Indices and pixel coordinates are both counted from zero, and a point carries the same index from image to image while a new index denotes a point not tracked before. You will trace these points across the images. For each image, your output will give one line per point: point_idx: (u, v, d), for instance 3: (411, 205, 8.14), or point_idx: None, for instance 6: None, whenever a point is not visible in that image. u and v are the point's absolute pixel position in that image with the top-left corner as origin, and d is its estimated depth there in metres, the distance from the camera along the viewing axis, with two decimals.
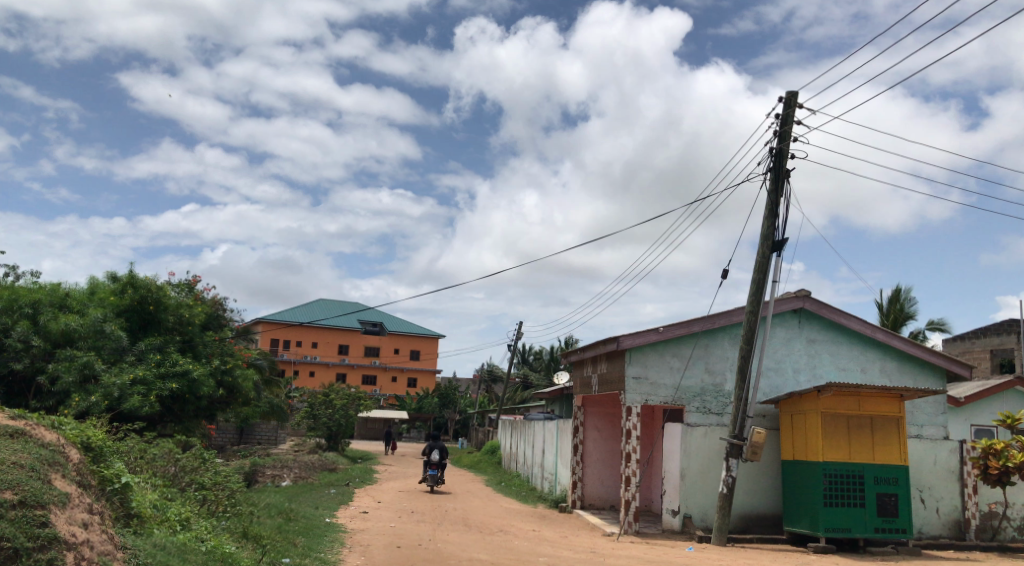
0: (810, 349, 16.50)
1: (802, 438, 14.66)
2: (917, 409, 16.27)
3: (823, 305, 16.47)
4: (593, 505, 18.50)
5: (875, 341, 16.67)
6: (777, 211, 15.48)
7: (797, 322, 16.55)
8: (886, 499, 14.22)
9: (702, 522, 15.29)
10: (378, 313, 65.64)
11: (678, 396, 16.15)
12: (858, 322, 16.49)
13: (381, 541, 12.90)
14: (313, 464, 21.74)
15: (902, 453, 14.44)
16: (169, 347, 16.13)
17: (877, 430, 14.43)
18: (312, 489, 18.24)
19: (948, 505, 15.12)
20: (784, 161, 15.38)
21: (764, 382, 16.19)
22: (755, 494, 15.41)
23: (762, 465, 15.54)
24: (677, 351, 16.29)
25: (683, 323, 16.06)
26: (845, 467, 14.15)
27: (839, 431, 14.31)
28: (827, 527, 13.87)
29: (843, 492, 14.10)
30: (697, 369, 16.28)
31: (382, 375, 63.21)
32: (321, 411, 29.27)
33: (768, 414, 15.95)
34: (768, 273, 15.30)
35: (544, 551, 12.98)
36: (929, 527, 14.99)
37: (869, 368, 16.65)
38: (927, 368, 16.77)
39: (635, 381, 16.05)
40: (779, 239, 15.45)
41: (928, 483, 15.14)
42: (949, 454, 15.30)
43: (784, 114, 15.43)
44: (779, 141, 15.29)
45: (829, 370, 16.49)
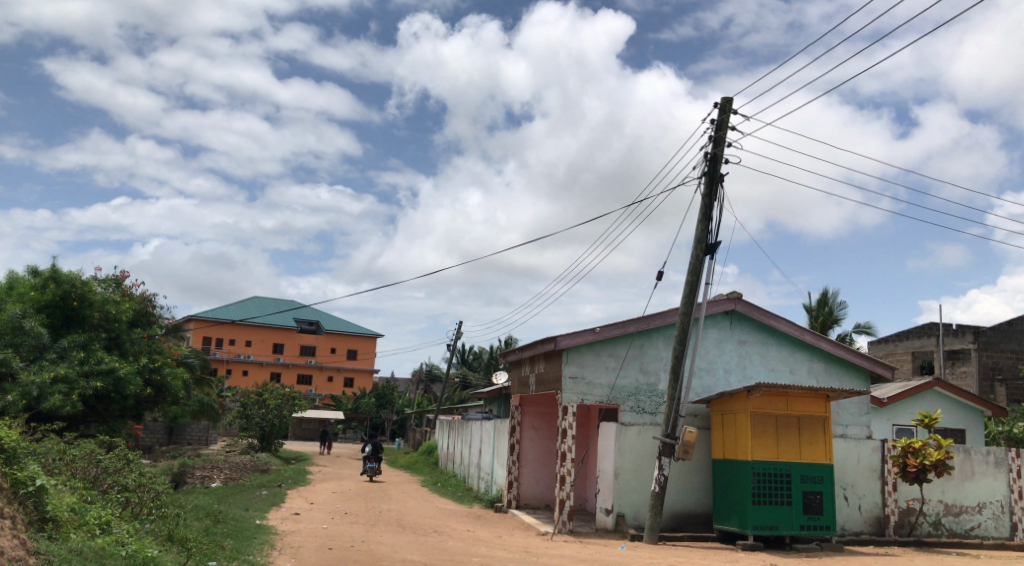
0: (742, 350, 16.89)
1: (733, 437, 14.98)
2: (842, 409, 16.81)
3: (754, 307, 16.86)
4: (528, 505, 18.58)
5: (803, 342, 17.14)
6: (712, 215, 15.79)
7: (729, 324, 16.91)
8: (811, 497, 14.62)
9: (634, 521, 15.49)
10: (314, 312, 64.65)
11: (613, 396, 16.34)
12: (787, 324, 16.93)
13: (312, 543, 12.72)
14: (244, 465, 21.30)
15: (828, 452, 14.87)
16: (94, 344, 15.54)
17: (804, 429, 14.82)
18: (243, 490, 17.87)
19: (870, 502, 15.63)
20: (718, 166, 15.70)
21: (697, 382, 16.51)
22: (686, 493, 15.69)
23: (693, 464, 15.82)
24: (613, 351, 16.48)
25: (619, 323, 16.25)
26: (773, 466, 14.51)
27: (768, 431, 14.66)
28: (755, 525, 14.20)
29: (771, 490, 14.46)
30: (631, 369, 16.50)
31: (317, 375, 62.39)
32: (253, 411, 28.69)
33: (700, 413, 16.25)
34: (701, 276, 15.60)
35: (478, 551, 12.94)
36: (852, 523, 15.48)
37: (797, 369, 17.12)
38: (852, 370, 17.32)
39: (571, 381, 16.19)
40: (713, 243, 15.77)
41: (851, 481, 15.63)
42: (872, 453, 15.81)
43: (719, 120, 15.76)
44: (713, 146, 15.62)
45: (759, 371, 16.89)
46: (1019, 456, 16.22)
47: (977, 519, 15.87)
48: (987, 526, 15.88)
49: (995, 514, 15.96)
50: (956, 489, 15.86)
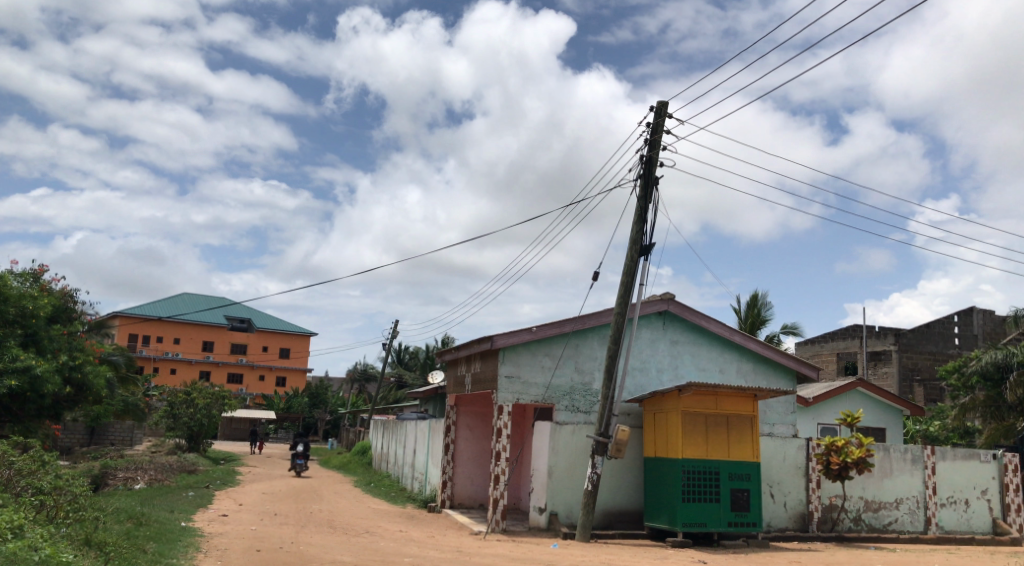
0: (674, 349, 17.17)
1: (664, 436, 15.22)
2: (769, 408, 17.24)
3: (686, 308, 17.15)
4: (462, 505, 18.54)
5: (733, 343, 17.51)
6: (647, 217, 16.01)
7: (662, 324, 17.17)
8: (739, 494, 14.93)
9: (567, 519, 15.59)
10: (246, 309, 63.32)
11: (548, 395, 16.43)
12: (718, 325, 17.28)
13: (240, 545, 12.43)
14: (171, 466, 20.69)
15: (755, 450, 15.21)
16: (9, 340, 14.88)
17: (733, 428, 15.14)
18: (168, 492, 17.34)
19: (795, 499, 16.07)
20: (653, 169, 15.92)
21: (630, 381, 16.72)
22: (618, 491, 15.87)
23: (626, 462, 16.02)
24: (549, 351, 16.56)
25: (555, 323, 16.34)
26: (702, 464, 14.77)
27: (698, 429, 14.93)
28: (685, 522, 14.44)
29: (700, 488, 14.72)
30: (567, 368, 16.61)
31: (249, 374, 61.13)
32: (181, 410, 27.90)
33: (633, 412, 16.46)
34: (636, 277, 15.80)
35: (410, 551, 12.86)
36: (777, 520, 15.89)
37: (727, 369, 17.48)
38: (779, 370, 17.76)
39: (507, 380, 16.22)
40: (648, 244, 15.99)
41: (777, 479, 16.05)
42: (797, 451, 16.25)
43: (654, 123, 15.99)
44: (648, 149, 15.84)
45: (690, 371, 17.19)
46: (935, 453, 16.85)
47: (895, 514, 16.45)
48: (903, 521, 16.47)
49: (911, 510, 16.56)
50: (875, 485, 16.42)
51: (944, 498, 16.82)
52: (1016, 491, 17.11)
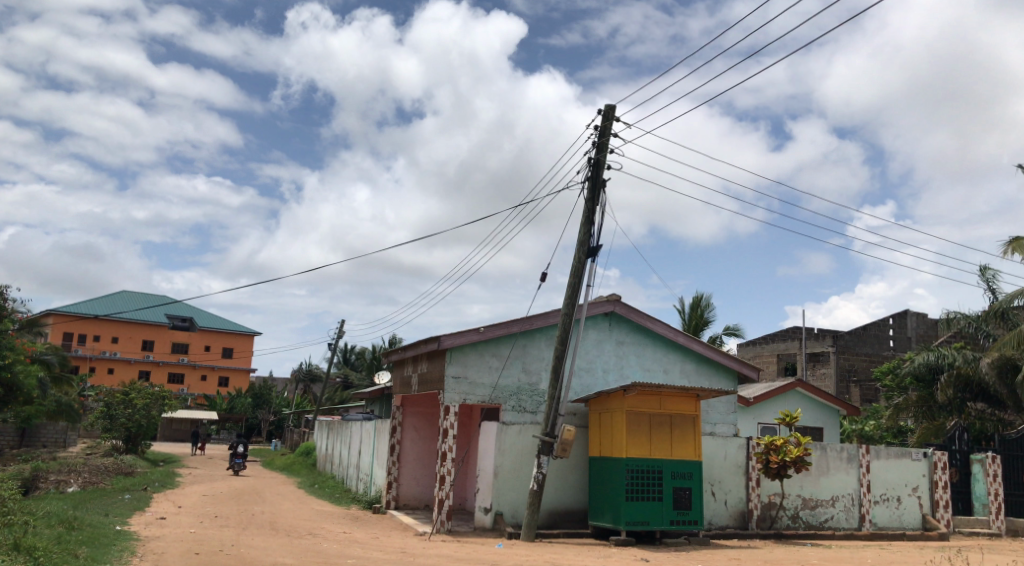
0: (620, 350, 17.36)
1: (609, 435, 15.38)
2: (711, 408, 17.56)
3: (632, 309, 17.35)
4: (407, 505, 18.45)
5: (677, 343, 17.77)
6: (594, 219, 16.16)
7: (608, 325, 17.35)
8: (681, 493, 15.15)
9: (512, 519, 15.63)
10: (188, 308, 62.04)
11: (495, 395, 16.45)
12: (662, 325, 17.53)
13: (177, 549, 12.18)
14: (106, 468, 20.13)
15: (697, 449, 15.47)
16: None
17: (675, 428, 15.37)
18: (102, 495, 16.86)
19: (735, 497, 16.40)
20: (601, 171, 16.08)
21: (576, 381, 16.85)
22: (563, 491, 15.99)
23: (571, 462, 16.14)
24: (496, 351, 16.58)
25: (502, 323, 16.37)
26: (646, 463, 14.97)
27: (641, 429, 15.12)
28: (628, 521, 14.60)
29: (643, 487, 14.90)
30: (514, 368, 16.66)
31: (190, 374, 59.87)
32: (118, 411, 27.18)
33: (579, 411, 16.59)
34: (583, 279, 15.93)
35: (353, 553, 12.76)
36: (718, 518, 16.20)
37: (671, 369, 17.74)
38: (721, 370, 18.09)
39: (453, 380, 16.20)
40: (595, 245, 16.14)
41: (718, 477, 16.36)
42: (738, 449, 16.59)
43: (602, 126, 16.14)
44: (596, 152, 15.99)
45: (635, 371, 17.39)
46: (869, 452, 17.35)
47: (831, 512, 16.90)
48: (839, 518, 16.92)
49: (846, 507, 17.04)
50: (812, 483, 16.85)
51: (877, 496, 17.33)
52: (945, 488, 17.70)
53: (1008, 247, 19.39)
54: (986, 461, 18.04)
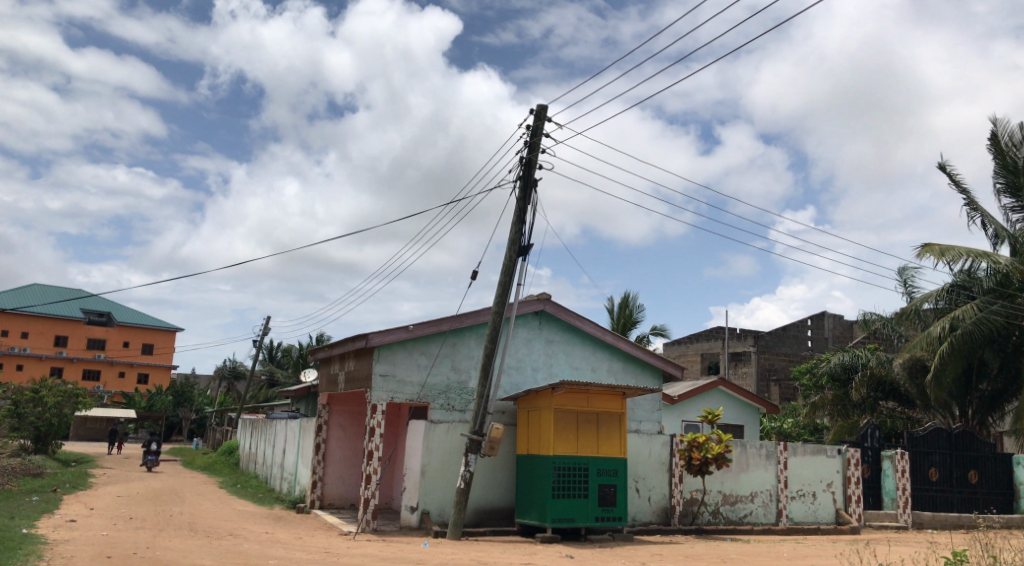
0: (549, 348, 17.49)
1: (537, 433, 15.49)
2: (637, 406, 17.85)
3: (561, 308, 17.51)
4: (332, 505, 18.24)
5: (605, 342, 18.00)
6: (525, 218, 16.24)
7: (538, 323, 17.46)
8: (606, 490, 15.36)
9: (438, 517, 15.59)
10: (106, 302, 59.86)
11: (423, 394, 16.37)
12: (591, 324, 17.73)
13: (88, 553, 11.73)
14: (13, 470, 19.25)
15: (623, 447, 15.71)
16: None
17: (602, 425, 15.57)
18: (8, 497, 16.12)
19: (659, 493, 16.73)
20: (532, 170, 16.17)
21: (505, 380, 16.90)
22: (489, 490, 16.03)
23: (498, 460, 16.19)
24: (425, 349, 16.51)
25: (432, 322, 16.31)
26: (572, 460, 15.12)
27: (568, 426, 15.27)
28: (554, 518, 14.72)
29: (569, 484, 15.06)
30: (443, 367, 16.61)
31: (107, 371, 57.75)
32: (27, 410, 25.89)
33: (507, 410, 16.66)
34: (514, 277, 16.00)
35: (274, 554, 12.53)
36: (642, 514, 16.49)
37: (598, 368, 17.96)
38: (648, 369, 18.42)
39: (382, 378, 16.06)
40: (526, 244, 16.23)
41: (642, 474, 16.65)
42: (661, 446, 16.94)
43: (534, 126, 16.23)
44: (528, 151, 16.06)
45: (564, 369, 17.55)
46: (787, 449, 17.91)
47: (750, 507, 17.39)
48: (757, 513, 17.42)
49: (764, 502, 17.56)
50: (732, 479, 17.31)
51: (794, 491, 17.92)
52: (857, 484, 18.39)
53: (920, 251, 20.31)
54: (895, 457, 18.85)
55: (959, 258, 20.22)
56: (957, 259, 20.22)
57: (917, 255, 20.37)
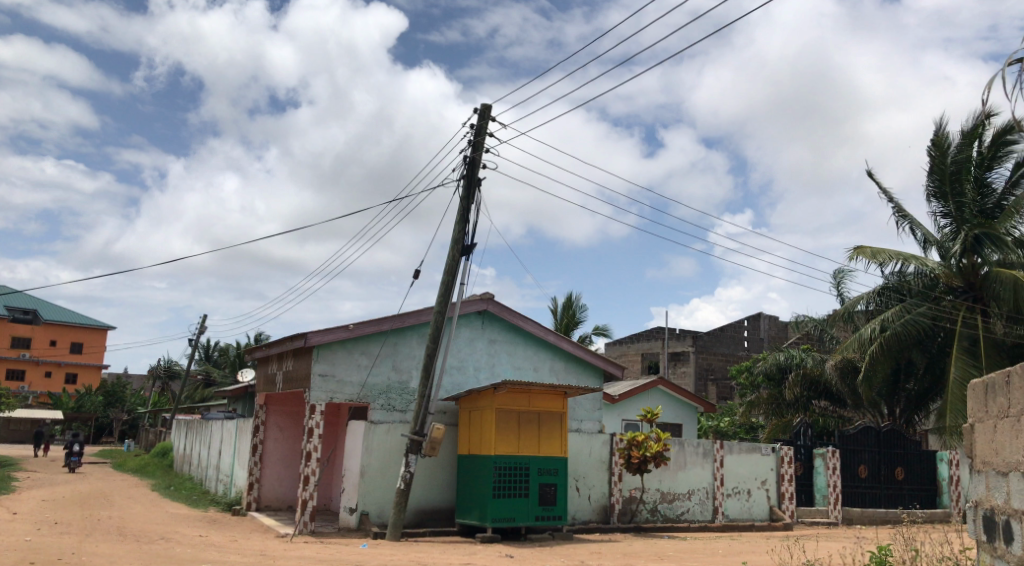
0: (491, 348, 17.49)
1: (478, 433, 15.48)
2: (578, 406, 17.98)
3: (504, 308, 17.52)
4: (269, 507, 17.92)
5: (547, 342, 18.08)
6: (468, 218, 16.22)
7: (480, 323, 17.45)
8: (546, 489, 15.43)
9: (378, 519, 15.44)
10: (32, 299, 57.77)
11: (363, 394, 16.20)
12: (533, 324, 17.78)
13: (9, 559, 11.28)
14: None
15: (563, 446, 15.80)
16: None
17: (543, 425, 15.64)
18: None
19: (599, 492, 16.88)
20: (476, 170, 16.14)
21: (447, 380, 16.84)
22: (429, 490, 15.95)
23: (439, 460, 16.13)
24: (366, 349, 16.34)
25: (373, 321, 16.14)
26: (513, 460, 15.14)
27: (510, 426, 15.29)
28: (494, 518, 14.72)
29: (510, 483, 15.08)
30: (384, 367, 16.47)
31: (33, 371, 55.64)
32: None
33: (448, 410, 16.62)
34: (456, 277, 15.95)
35: (207, 557, 12.24)
36: (581, 513, 16.62)
37: (541, 367, 18.04)
38: (589, 369, 18.57)
39: (320, 379, 15.84)
40: (469, 244, 16.21)
41: (582, 473, 16.78)
42: (602, 445, 17.11)
43: (478, 125, 16.21)
44: (472, 150, 16.04)
45: (506, 369, 17.57)
46: (723, 447, 18.25)
47: (687, 504, 17.67)
48: (694, 510, 17.72)
49: (701, 500, 17.86)
50: (670, 477, 17.57)
51: (730, 489, 18.27)
52: (790, 481, 18.84)
53: (852, 254, 20.92)
54: (827, 455, 19.33)
55: (890, 261, 20.89)
56: (888, 261, 20.89)
57: (850, 257, 20.99)
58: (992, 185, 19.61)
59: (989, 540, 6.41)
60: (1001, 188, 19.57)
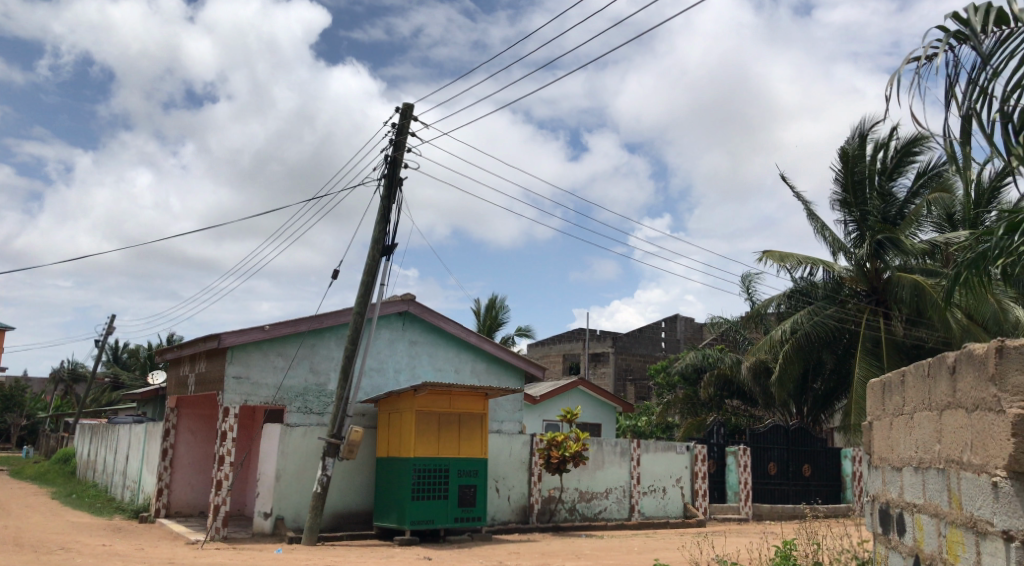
0: (412, 350, 17.37)
1: (397, 435, 15.34)
2: (499, 407, 18.03)
3: (425, 309, 17.41)
4: (179, 513, 17.31)
5: (469, 343, 18.05)
6: (389, 217, 16.06)
7: (401, 325, 17.31)
8: (466, 490, 15.40)
9: (293, 523, 15.12)
10: None
11: (279, 396, 15.85)
12: (455, 325, 17.73)
13: None
14: None
15: (483, 447, 15.80)
16: None
17: (463, 426, 15.60)
18: None
19: (518, 493, 16.95)
20: (397, 169, 16.01)
21: (366, 382, 16.64)
22: (347, 493, 15.72)
23: (357, 463, 15.92)
24: (282, 350, 15.99)
25: (290, 322, 15.79)
26: (432, 462, 15.06)
27: (430, 428, 15.19)
28: (413, 520, 14.61)
29: (429, 486, 14.99)
30: (300, 369, 16.15)
31: None
32: None
33: (367, 412, 16.44)
34: (377, 278, 15.77)
35: None
36: (501, 513, 16.66)
37: (462, 369, 18.00)
38: (510, 370, 18.63)
39: (234, 381, 15.40)
40: (389, 244, 16.05)
41: (502, 474, 16.82)
42: (522, 446, 17.19)
43: (399, 124, 16.08)
44: (393, 150, 15.90)
45: (426, 370, 17.48)
46: (640, 446, 18.59)
47: (604, 503, 17.91)
48: (611, 509, 17.98)
49: (618, 498, 18.14)
50: (588, 477, 17.79)
51: (646, 487, 18.60)
52: (704, 479, 19.34)
53: (762, 257, 21.62)
54: (739, 453, 19.87)
55: (798, 265, 21.67)
56: (796, 265, 21.65)
57: (759, 261, 21.70)
58: (895, 193, 20.62)
59: (884, 532, 6.72)
60: (902, 197, 20.59)
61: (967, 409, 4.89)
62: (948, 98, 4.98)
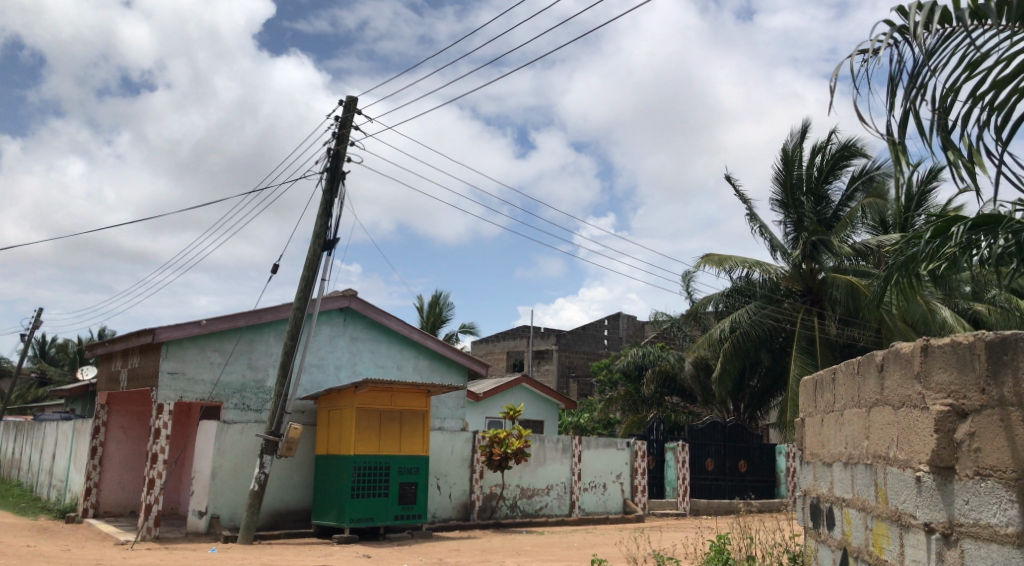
0: (353, 347, 17.16)
1: (337, 432, 15.14)
2: (441, 404, 17.95)
3: (367, 305, 17.22)
4: (108, 513, 16.79)
5: (411, 340, 17.92)
6: (331, 211, 15.83)
7: (342, 320, 17.08)
8: (406, 487, 15.29)
9: (228, 522, 14.80)
10: None
11: (215, 393, 15.49)
12: (397, 322, 17.57)
13: None
14: None
15: (424, 444, 15.70)
16: None
17: (405, 423, 15.47)
18: None
19: (459, 490, 16.90)
20: (340, 163, 15.78)
21: (306, 378, 16.39)
22: (285, 491, 15.46)
23: (295, 461, 15.67)
24: (219, 346, 15.63)
25: (227, 317, 15.44)
26: (373, 459, 14.90)
27: (370, 425, 15.02)
28: (352, 518, 14.44)
29: (369, 483, 14.82)
30: (238, 364, 15.82)
31: None
32: None
33: (307, 409, 16.18)
34: (318, 273, 15.53)
35: None
36: (442, 511, 16.59)
37: (404, 366, 17.86)
38: (453, 367, 18.55)
39: (169, 377, 15.00)
40: (331, 238, 15.81)
41: (444, 471, 16.75)
42: (464, 443, 17.14)
43: (343, 117, 15.85)
44: (336, 143, 15.67)
45: (368, 367, 17.30)
46: (581, 442, 18.73)
47: (545, 499, 17.98)
48: (552, 505, 18.06)
49: (559, 494, 18.22)
50: (530, 473, 17.83)
51: (586, 483, 18.74)
52: (643, 475, 19.58)
53: (701, 261, 21.99)
54: (677, 449, 20.28)
55: (736, 267, 22.09)
56: (735, 267, 22.06)
57: (698, 264, 22.06)
58: (830, 196, 21.19)
59: (814, 526, 6.88)
60: (838, 201, 21.18)
61: (893, 406, 5.03)
62: (888, 95, 5.13)
